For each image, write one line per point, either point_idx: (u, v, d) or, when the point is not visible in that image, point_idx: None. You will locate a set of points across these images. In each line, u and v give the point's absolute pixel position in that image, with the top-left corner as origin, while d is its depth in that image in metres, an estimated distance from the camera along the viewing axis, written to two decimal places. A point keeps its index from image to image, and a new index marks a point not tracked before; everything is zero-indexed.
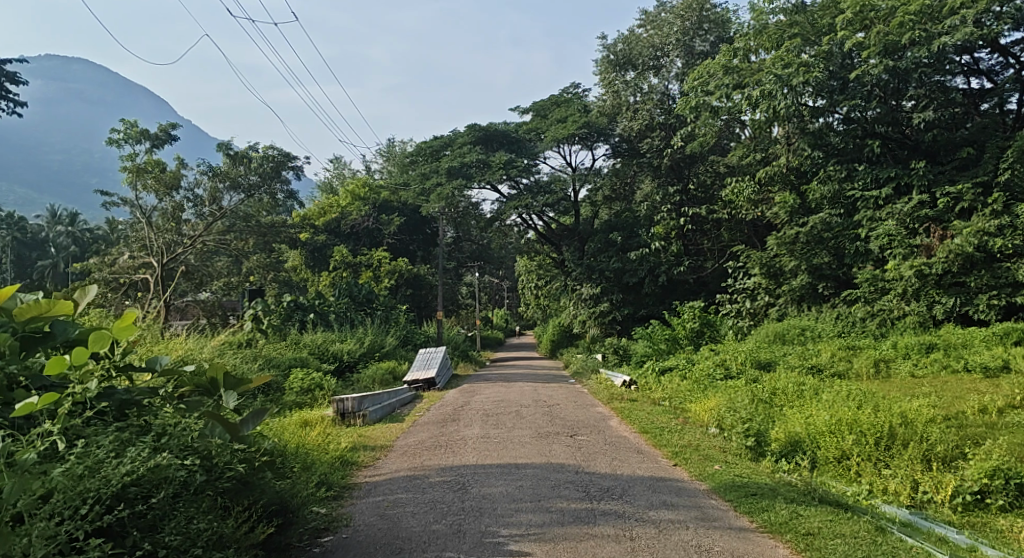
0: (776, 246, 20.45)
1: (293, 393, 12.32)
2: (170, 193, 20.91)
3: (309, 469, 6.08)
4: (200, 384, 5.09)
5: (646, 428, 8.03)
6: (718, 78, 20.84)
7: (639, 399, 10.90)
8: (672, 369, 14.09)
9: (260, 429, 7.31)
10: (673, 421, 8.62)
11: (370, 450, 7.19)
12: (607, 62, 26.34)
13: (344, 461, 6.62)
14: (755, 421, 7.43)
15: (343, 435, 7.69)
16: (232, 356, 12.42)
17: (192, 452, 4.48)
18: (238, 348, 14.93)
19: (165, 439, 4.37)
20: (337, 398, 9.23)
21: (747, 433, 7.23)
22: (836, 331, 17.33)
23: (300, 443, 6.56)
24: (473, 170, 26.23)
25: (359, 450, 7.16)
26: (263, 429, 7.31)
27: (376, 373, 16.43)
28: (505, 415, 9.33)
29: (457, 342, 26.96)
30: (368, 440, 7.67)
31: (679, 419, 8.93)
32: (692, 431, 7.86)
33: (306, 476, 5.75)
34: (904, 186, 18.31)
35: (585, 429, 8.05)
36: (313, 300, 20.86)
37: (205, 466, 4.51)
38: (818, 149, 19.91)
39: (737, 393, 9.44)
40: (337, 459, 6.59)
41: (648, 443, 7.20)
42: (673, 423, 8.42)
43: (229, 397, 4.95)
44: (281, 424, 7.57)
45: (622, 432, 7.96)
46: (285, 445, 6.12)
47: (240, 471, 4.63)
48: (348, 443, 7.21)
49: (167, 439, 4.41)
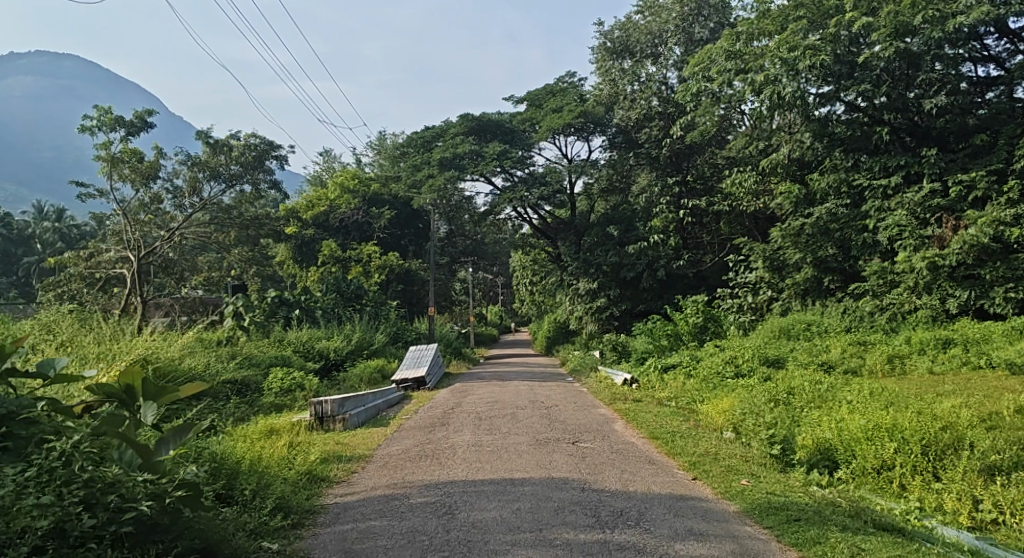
0: (780, 238, 19.60)
1: (270, 395, 11.46)
2: (147, 183, 20.08)
3: (263, 491, 5.29)
4: (110, 393, 4.67)
5: (654, 432, 7.24)
6: (720, 63, 20.06)
7: (643, 399, 10.13)
8: (677, 366, 13.29)
9: (219, 437, 6.52)
10: (683, 424, 7.83)
11: (343, 463, 6.38)
12: (603, 50, 25.85)
13: (307, 478, 5.83)
14: (778, 426, 6.66)
15: (317, 443, 6.87)
16: (205, 356, 11.57)
17: (73, 493, 4.07)
18: (214, 346, 14.08)
19: (35, 479, 4.03)
20: (315, 401, 8.48)
21: (770, 439, 6.46)
22: (844, 326, 16.62)
23: (256, 457, 5.76)
24: (466, 161, 25.37)
25: (327, 461, 6.37)
26: (222, 437, 6.51)
27: (362, 373, 15.59)
28: (498, 418, 8.53)
29: (450, 340, 26.07)
30: (341, 449, 6.85)
31: (689, 421, 8.15)
32: (707, 436, 7.08)
33: (256, 512, 5.00)
34: (915, 175, 17.56)
35: (588, 435, 7.26)
36: (299, 296, 20.02)
37: (93, 506, 4.10)
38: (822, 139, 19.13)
39: (751, 393, 8.68)
40: (303, 476, 5.79)
41: (660, 451, 6.42)
42: (683, 427, 7.64)
43: (147, 410, 4.55)
44: (244, 431, 6.77)
45: (628, 437, 7.18)
46: (237, 468, 5.34)
47: (143, 509, 4.16)
48: (318, 454, 6.40)
49: (40, 477, 4.06)
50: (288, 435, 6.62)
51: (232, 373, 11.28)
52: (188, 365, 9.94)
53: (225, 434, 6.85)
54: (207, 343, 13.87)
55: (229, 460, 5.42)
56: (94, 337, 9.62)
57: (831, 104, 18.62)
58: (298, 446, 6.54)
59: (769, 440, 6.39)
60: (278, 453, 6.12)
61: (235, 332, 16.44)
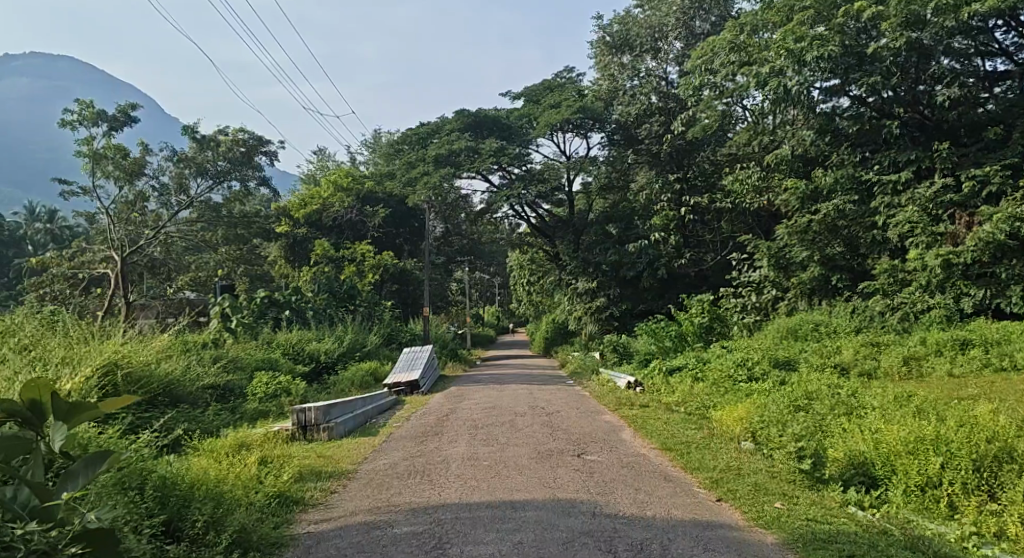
0: (786, 235, 19.01)
1: (254, 401, 10.82)
2: (133, 180, 19.41)
3: (218, 523, 4.61)
4: (13, 409, 3.83)
5: (666, 443, 6.65)
6: (723, 56, 19.44)
7: (651, 405, 9.54)
8: (683, 369, 12.67)
9: (185, 456, 5.91)
10: (696, 434, 7.25)
11: (321, 483, 5.74)
12: (602, 44, 25.26)
13: (274, 505, 5.16)
14: (805, 436, 6.08)
15: (294, 459, 6.25)
16: (185, 359, 10.92)
17: None
18: (197, 350, 13.45)
19: None
20: (296, 408, 7.89)
21: (797, 451, 5.87)
22: (854, 327, 16.03)
23: (216, 479, 5.08)
24: (462, 157, 24.76)
25: (300, 482, 5.71)
26: (188, 456, 5.90)
27: (353, 376, 14.95)
28: (495, 427, 7.93)
29: (445, 341, 25.42)
30: (319, 465, 6.21)
31: (702, 429, 7.57)
32: (724, 447, 6.50)
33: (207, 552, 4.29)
34: (926, 169, 16.97)
35: (594, 446, 6.66)
36: (290, 296, 19.38)
37: None
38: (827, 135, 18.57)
39: (767, 399, 8.09)
40: (271, 504, 5.13)
41: (675, 466, 5.84)
42: (696, 436, 7.07)
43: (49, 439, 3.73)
44: (214, 445, 6.15)
45: (638, 448, 6.60)
46: (185, 497, 4.66)
47: None
48: (292, 473, 5.75)
49: None
50: (258, 450, 5.96)
51: (213, 377, 10.64)
52: (164, 369, 9.30)
53: (191, 451, 6.20)
54: (189, 345, 13.22)
55: (183, 486, 4.75)
56: (62, 339, 8.98)
57: (838, 97, 18.03)
58: (270, 463, 5.89)
59: (796, 454, 5.81)
60: (245, 472, 5.45)
61: (222, 334, 15.80)
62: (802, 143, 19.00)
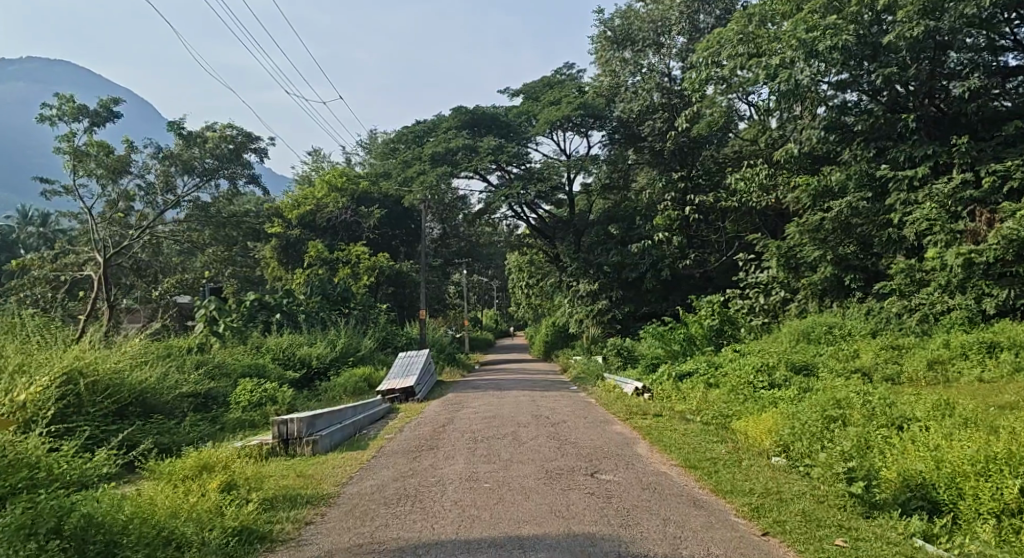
0: (797, 234, 18.31)
1: (237, 409, 10.07)
2: (116, 180, 18.90)
3: None
4: None
5: (689, 459, 5.99)
6: (730, 48, 18.77)
7: (666, 414, 8.87)
8: (693, 375, 11.94)
9: (140, 485, 5.25)
10: (721, 447, 6.60)
11: (293, 513, 5.08)
12: (603, 40, 24.66)
13: (232, 544, 4.52)
14: (851, 452, 5.46)
15: (265, 483, 5.60)
16: (163, 366, 10.22)
17: None
18: (181, 354, 12.77)
19: None
20: (278, 418, 7.18)
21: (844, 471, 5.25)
22: (870, 330, 15.33)
23: (161, 511, 4.62)
24: (459, 155, 24.10)
25: (266, 513, 5.05)
26: (143, 484, 5.25)
27: (345, 382, 14.23)
28: (498, 439, 7.25)
29: (444, 345, 24.68)
30: (294, 489, 5.55)
31: (726, 441, 6.92)
32: (756, 463, 5.86)
33: None
34: (943, 165, 16.30)
35: (610, 461, 6.00)
36: (281, 298, 18.67)
37: None
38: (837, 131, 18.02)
39: (793, 407, 7.44)
40: (226, 544, 4.51)
41: (708, 494, 5.20)
42: (722, 450, 6.41)
43: None
44: (173, 465, 5.49)
45: (658, 464, 5.94)
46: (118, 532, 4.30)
47: None
48: (257, 502, 5.12)
49: None
50: (225, 473, 5.31)
51: (193, 384, 9.94)
52: (137, 377, 8.62)
53: (151, 472, 5.56)
54: (172, 350, 12.53)
55: (119, 523, 4.36)
56: (23, 345, 8.28)
57: (850, 91, 17.42)
58: (235, 490, 5.24)
59: (846, 475, 5.18)
60: (200, 506, 4.80)
61: (207, 338, 15.13)
62: (812, 138, 18.32)
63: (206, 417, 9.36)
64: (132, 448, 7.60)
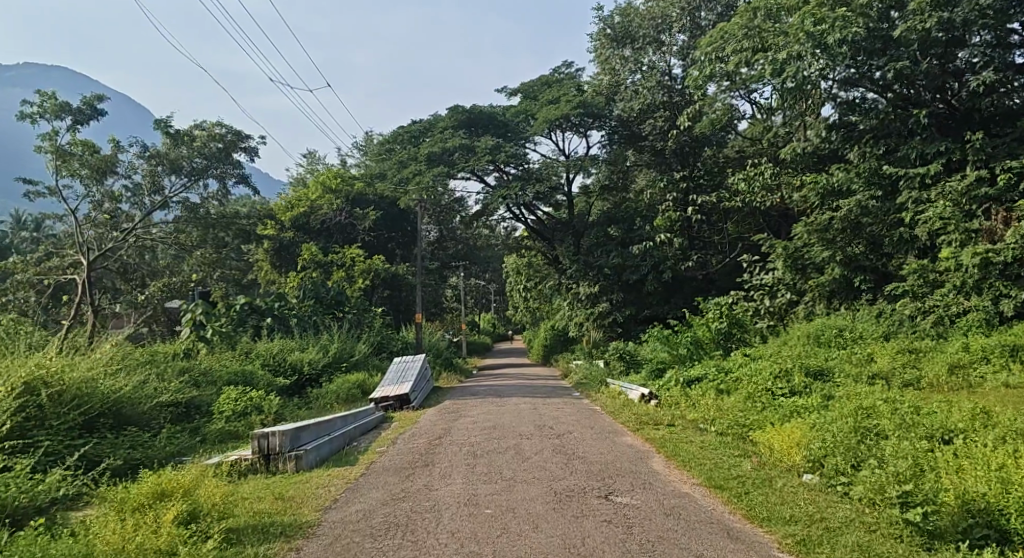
0: (805, 233, 17.70)
1: (219, 420, 9.47)
2: (101, 179, 18.50)
3: None
4: None
5: (714, 478, 5.46)
6: (735, 42, 18.21)
7: (679, 425, 8.29)
8: (702, 381, 11.35)
9: (85, 524, 4.68)
10: (746, 463, 6.06)
11: (263, 548, 4.52)
12: (602, 37, 23.99)
13: None
14: (901, 468, 4.96)
15: (232, 512, 5.04)
16: (140, 374, 9.63)
17: None
18: (164, 362, 12.14)
19: None
20: (259, 432, 6.58)
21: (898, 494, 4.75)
22: (882, 334, 14.76)
23: None
24: (456, 155, 23.54)
25: (230, 550, 4.48)
26: (89, 522, 4.67)
27: (337, 388, 13.64)
28: (500, 453, 6.68)
29: (440, 350, 24.03)
30: (268, 518, 5.03)
31: (749, 456, 6.38)
32: (788, 484, 5.34)
33: None
34: (956, 162, 15.76)
35: (624, 480, 5.47)
36: (272, 302, 18.08)
37: None
38: (837, 131, 17.85)
39: (818, 416, 6.89)
40: None
41: (744, 525, 4.68)
42: (747, 466, 5.88)
43: None
44: (125, 493, 4.92)
45: (679, 484, 5.41)
46: None
47: None
48: (217, 538, 4.55)
49: None
50: (186, 502, 4.78)
51: (172, 393, 9.38)
52: (110, 386, 8.06)
53: (101, 504, 4.99)
54: (154, 358, 11.91)
55: None
56: None
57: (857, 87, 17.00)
58: (196, 523, 4.70)
59: (901, 499, 4.68)
60: (149, 547, 4.23)
61: (194, 345, 14.52)
62: (816, 137, 18.02)
63: (180, 431, 8.70)
64: (95, 466, 7.02)
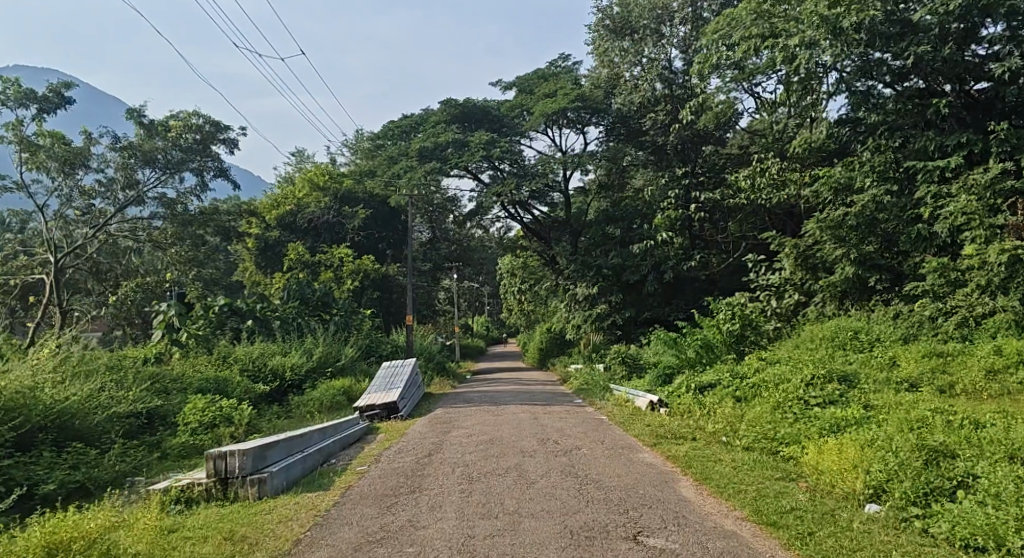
0: (816, 230, 16.55)
1: (183, 434, 8.49)
2: (73, 172, 17.85)
3: None
4: None
5: (771, 520, 4.77)
6: (742, 29, 17.29)
7: (701, 439, 7.45)
8: (716, 388, 10.38)
9: None
10: (797, 492, 5.32)
11: None
12: (602, 28, 22.95)
13: None
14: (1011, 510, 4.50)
15: None
16: (97, 382, 8.70)
17: None
18: (132, 366, 11.18)
19: None
20: (212, 451, 5.60)
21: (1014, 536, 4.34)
22: (901, 337, 13.81)
23: None
24: (448, 151, 22.53)
25: None
26: None
27: (321, 395, 12.67)
28: (503, 474, 5.87)
29: (432, 353, 22.99)
30: None
31: (796, 482, 5.61)
32: (861, 527, 4.66)
33: None
34: (978, 154, 14.92)
35: (658, 520, 4.76)
36: (253, 303, 17.07)
37: None
38: (845, 125, 17.45)
39: (868, 430, 6.16)
40: None
41: None
42: (799, 495, 5.18)
43: None
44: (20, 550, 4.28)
45: (726, 527, 4.73)
46: None
47: None
48: None
49: None
50: None
51: (131, 403, 8.51)
52: (56, 395, 7.41)
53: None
54: (122, 362, 11.00)
55: None
56: None
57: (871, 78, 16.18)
58: None
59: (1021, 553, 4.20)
60: None
61: (167, 349, 13.60)
62: (823, 132, 17.51)
63: (131, 449, 7.73)
64: (15, 489, 6.16)
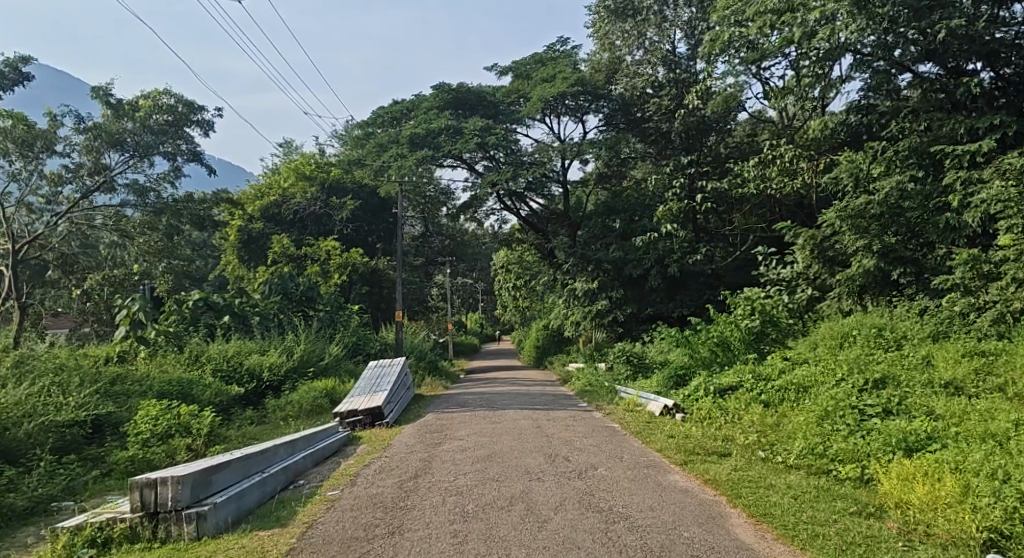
0: (836, 220, 15.30)
1: (132, 446, 7.30)
2: (37, 155, 17.00)
3: None
4: None
5: None
6: (756, 5, 16.20)
7: (736, 454, 6.43)
8: (738, 393, 9.19)
9: None
10: (892, 539, 4.45)
11: None
12: (603, 10, 21.79)
13: None
14: None
15: None
16: (30, 388, 7.55)
17: None
18: (87, 364, 10.05)
19: None
20: (140, 480, 4.74)
21: None
22: (930, 335, 12.62)
23: None
24: (441, 138, 21.32)
25: None
26: None
27: (300, 398, 11.54)
28: (509, 508, 4.91)
29: (423, 352, 21.80)
30: None
31: (882, 522, 4.73)
32: None
33: None
34: (1013, 137, 13.84)
35: None
36: (230, 299, 15.88)
37: None
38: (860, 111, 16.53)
39: (949, 450, 5.26)
40: None
41: None
42: (895, 547, 4.33)
43: None
44: None
45: None
46: None
47: None
48: None
49: None
50: None
51: (71, 411, 7.38)
52: None
53: None
54: (77, 361, 9.90)
55: None
56: None
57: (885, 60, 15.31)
58: None
59: None
60: None
61: (132, 346, 12.47)
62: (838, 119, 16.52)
63: (60, 469, 6.59)
64: None
